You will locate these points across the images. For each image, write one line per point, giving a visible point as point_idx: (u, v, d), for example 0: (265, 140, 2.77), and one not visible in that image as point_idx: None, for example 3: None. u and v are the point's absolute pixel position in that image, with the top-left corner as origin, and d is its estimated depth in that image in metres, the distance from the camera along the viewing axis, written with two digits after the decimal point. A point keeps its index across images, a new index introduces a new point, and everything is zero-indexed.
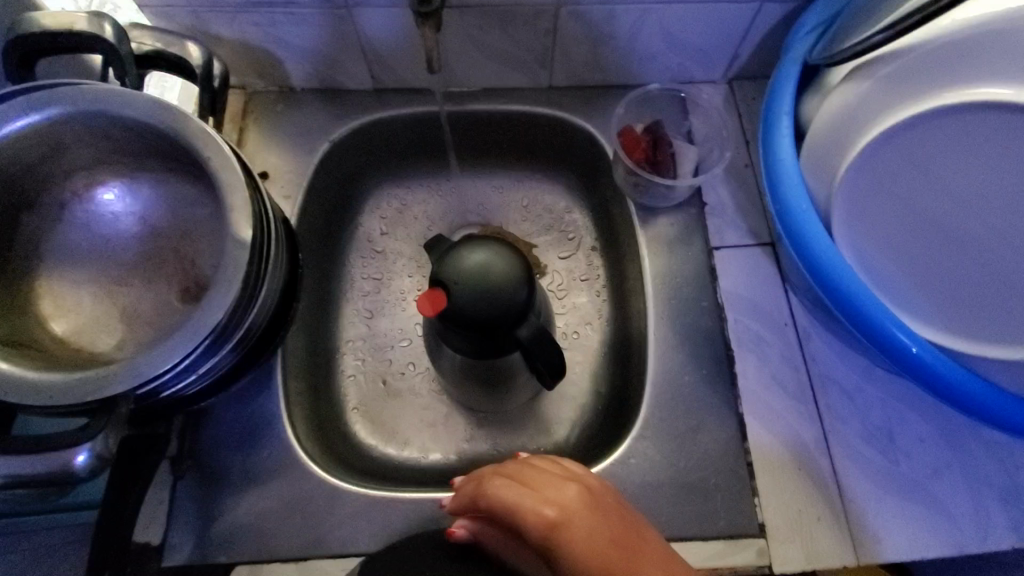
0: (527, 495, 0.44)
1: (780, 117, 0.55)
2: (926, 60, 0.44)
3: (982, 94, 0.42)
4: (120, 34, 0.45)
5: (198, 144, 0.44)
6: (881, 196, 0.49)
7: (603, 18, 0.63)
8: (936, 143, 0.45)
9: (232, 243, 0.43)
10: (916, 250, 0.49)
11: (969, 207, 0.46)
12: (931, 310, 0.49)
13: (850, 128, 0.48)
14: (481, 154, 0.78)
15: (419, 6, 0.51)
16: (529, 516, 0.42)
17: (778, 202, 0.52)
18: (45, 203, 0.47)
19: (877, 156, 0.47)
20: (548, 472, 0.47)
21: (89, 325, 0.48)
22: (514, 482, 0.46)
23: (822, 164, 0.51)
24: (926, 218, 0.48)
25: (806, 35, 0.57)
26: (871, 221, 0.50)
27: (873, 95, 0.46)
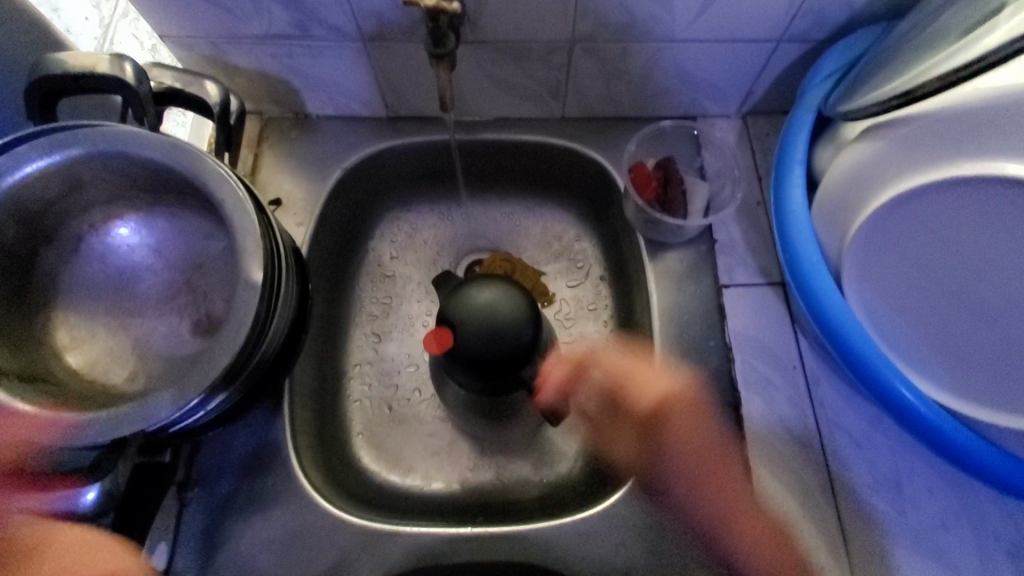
0: (637, 375, 0.60)
1: (792, 165, 0.56)
2: (939, 129, 0.42)
3: (991, 169, 0.39)
4: (140, 73, 0.46)
5: (212, 186, 0.45)
6: (892, 255, 0.48)
7: (617, 55, 0.63)
8: (952, 211, 0.43)
9: (244, 284, 0.44)
10: (924, 310, 0.48)
11: (983, 277, 0.44)
12: (941, 372, 0.49)
13: (864, 185, 0.48)
14: (492, 181, 0.78)
15: (434, 48, 0.52)
16: (637, 390, 0.60)
17: (788, 249, 0.53)
18: (63, 236, 0.48)
19: (889, 217, 0.46)
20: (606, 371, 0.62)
21: (103, 357, 0.49)
22: (614, 365, 0.62)
23: (833, 217, 0.52)
24: (938, 281, 0.46)
25: (823, 81, 0.58)
26: (879, 278, 0.49)
27: (888, 155, 0.45)
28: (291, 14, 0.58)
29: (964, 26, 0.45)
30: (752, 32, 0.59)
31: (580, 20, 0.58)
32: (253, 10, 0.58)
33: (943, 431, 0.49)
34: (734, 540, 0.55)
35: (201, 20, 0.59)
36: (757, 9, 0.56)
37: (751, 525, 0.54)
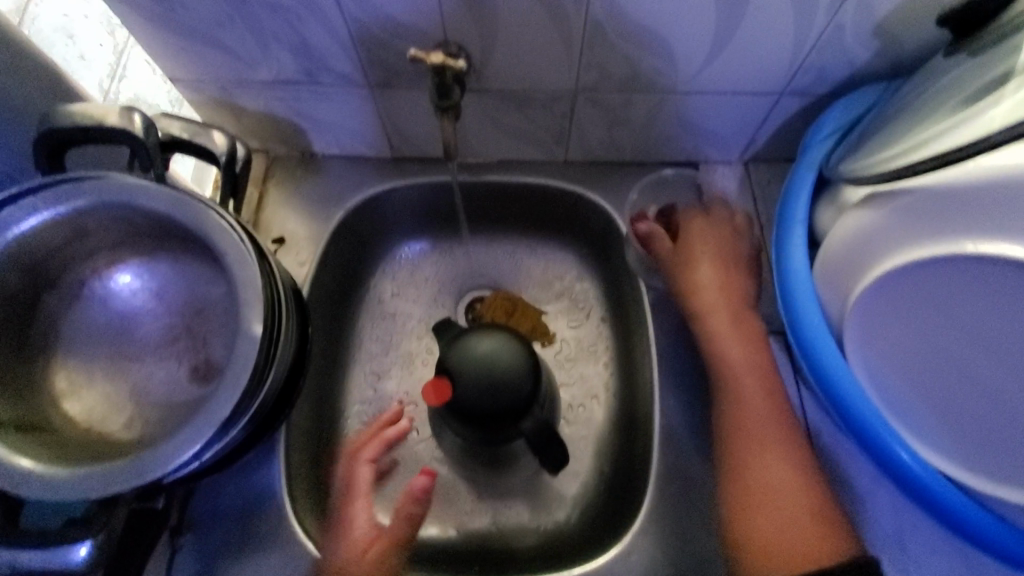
0: (701, 221, 0.67)
1: (794, 224, 0.57)
2: (933, 204, 0.41)
3: (981, 250, 0.38)
4: (149, 124, 0.47)
5: (215, 238, 0.45)
6: (891, 322, 0.47)
7: (620, 104, 0.63)
8: (950, 285, 0.41)
9: (244, 337, 0.44)
10: (929, 380, 0.47)
11: (991, 354, 0.41)
12: (946, 443, 0.48)
13: (863, 252, 0.48)
14: (495, 221, 0.78)
15: (439, 100, 0.53)
16: (699, 233, 0.66)
17: (791, 312, 0.54)
18: (66, 282, 0.49)
19: (888, 286, 0.45)
20: (711, 257, 0.65)
21: (98, 402, 0.49)
22: (700, 215, 0.67)
23: (832, 278, 0.52)
24: (943, 352, 0.45)
25: (823, 140, 0.59)
26: (878, 342, 0.49)
27: (888, 225, 0.45)
28: (301, 62, 0.59)
29: (961, 95, 0.46)
30: (754, 86, 0.60)
31: (584, 72, 0.59)
32: (263, 57, 0.59)
33: (936, 494, 0.49)
34: (756, 461, 0.54)
35: (211, 66, 0.60)
36: (758, 66, 0.57)
37: (776, 464, 0.54)
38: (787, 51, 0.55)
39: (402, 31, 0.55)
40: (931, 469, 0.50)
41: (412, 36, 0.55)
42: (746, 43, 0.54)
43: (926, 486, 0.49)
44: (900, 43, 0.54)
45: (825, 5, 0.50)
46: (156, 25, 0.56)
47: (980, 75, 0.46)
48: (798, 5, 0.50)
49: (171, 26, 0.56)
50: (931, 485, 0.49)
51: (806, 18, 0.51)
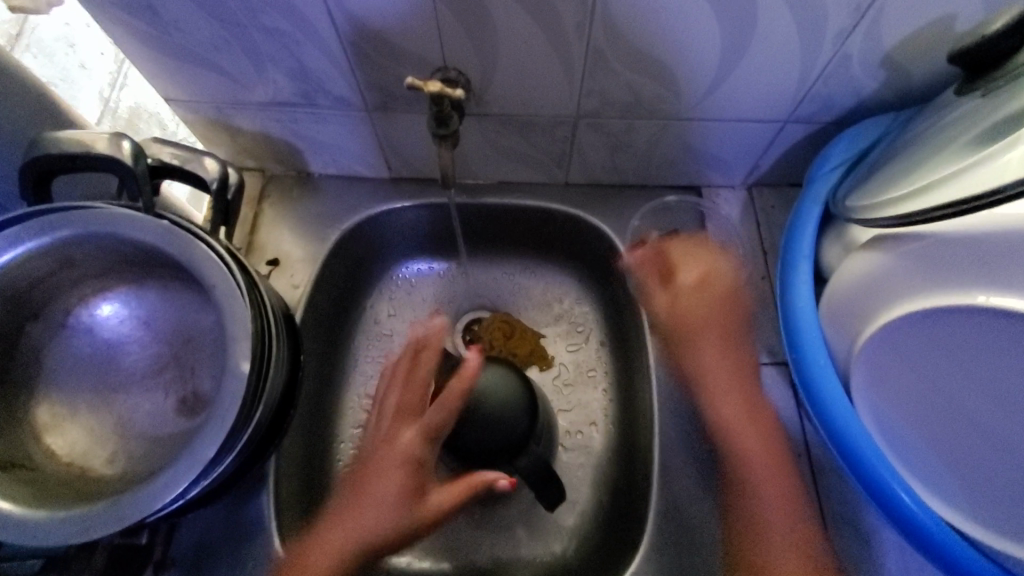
0: (688, 253, 0.66)
1: (800, 261, 0.56)
2: (944, 252, 0.40)
3: (991, 302, 0.36)
4: (138, 150, 0.45)
5: (205, 270, 0.44)
6: (902, 370, 0.45)
7: (622, 130, 0.62)
8: (961, 336, 0.40)
9: (231, 373, 0.43)
10: (939, 428, 0.45)
11: (1004, 407, 0.40)
12: (959, 494, 0.46)
13: (869, 295, 0.46)
14: (493, 242, 0.77)
15: (437, 127, 0.51)
16: (686, 266, 0.65)
17: (795, 350, 0.54)
18: (51, 311, 0.47)
19: (898, 335, 0.44)
20: (698, 276, 0.65)
21: (82, 435, 0.48)
22: (689, 246, 0.66)
23: (839, 320, 0.51)
24: (954, 402, 0.43)
25: (829, 172, 0.58)
26: (887, 390, 0.47)
27: (896, 270, 0.44)
28: (298, 85, 0.58)
29: (974, 133, 0.44)
30: (759, 114, 0.58)
31: (586, 99, 0.58)
32: (259, 78, 0.58)
33: (956, 557, 0.46)
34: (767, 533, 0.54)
35: (207, 87, 0.59)
36: (764, 95, 0.56)
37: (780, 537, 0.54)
38: (793, 80, 0.54)
39: (402, 56, 0.54)
40: (948, 527, 0.47)
41: (411, 61, 0.54)
42: (752, 72, 0.53)
43: (947, 547, 0.47)
44: (909, 74, 0.53)
45: (833, 36, 0.49)
46: (150, 46, 0.55)
47: (989, 113, 0.45)
48: (805, 36, 0.49)
49: (166, 47, 0.55)
50: (947, 543, 0.47)
51: (813, 49, 0.50)
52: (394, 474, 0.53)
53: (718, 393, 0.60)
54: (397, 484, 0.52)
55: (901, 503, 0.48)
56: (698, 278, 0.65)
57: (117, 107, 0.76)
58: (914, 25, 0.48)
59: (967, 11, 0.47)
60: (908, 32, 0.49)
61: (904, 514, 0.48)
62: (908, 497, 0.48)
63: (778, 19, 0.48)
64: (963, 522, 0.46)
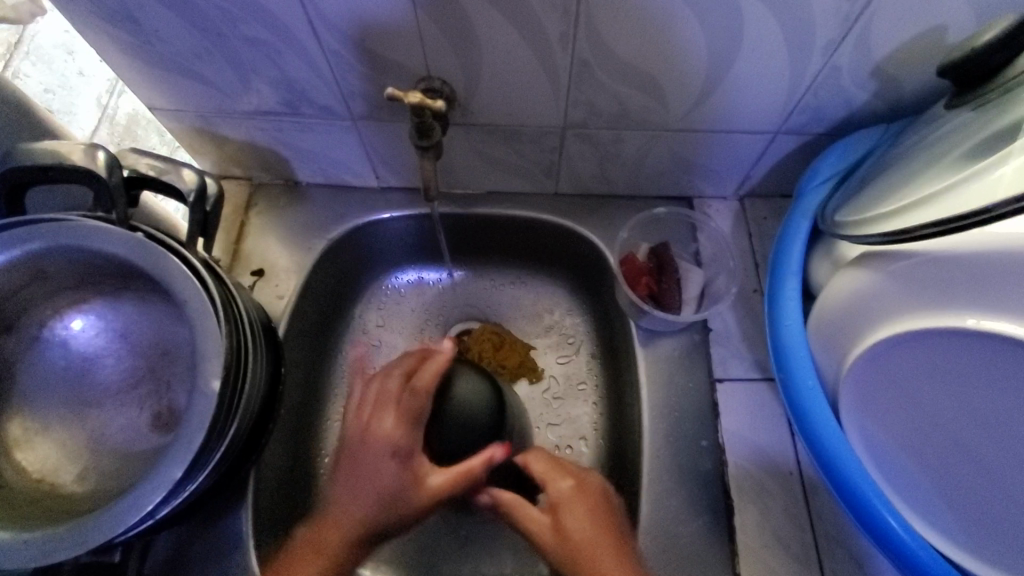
0: (665, 264, 0.66)
1: (788, 276, 0.55)
2: (933, 271, 0.39)
3: (979, 326, 0.35)
4: (113, 162, 0.45)
5: (176, 284, 0.43)
6: (889, 391, 0.44)
7: (611, 140, 0.61)
8: (949, 359, 0.39)
9: (200, 392, 0.42)
10: (927, 452, 0.44)
11: (993, 434, 0.39)
12: (946, 518, 0.45)
13: (858, 313, 0.45)
14: (483, 252, 0.76)
15: (419, 139, 0.51)
16: (667, 277, 0.65)
17: (783, 369, 0.53)
18: (25, 324, 0.47)
19: (885, 355, 0.43)
20: (568, 495, 0.52)
21: (54, 451, 0.47)
22: (665, 257, 0.66)
23: (827, 337, 0.50)
24: (942, 426, 0.42)
25: (819, 186, 0.58)
26: (876, 410, 0.46)
27: (883, 289, 0.43)
28: (281, 94, 0.57)
29: (962, 148, 0.44)
30: (748, 125, 0.57)
31: (572, 109, 0.57)
32: (242, 88, 0.57)
33: None
34: None
35: (192, 96, 0.59)
36: (754, 106, 0.55)
37: None
38: (783, 91, 0.53)
39: (386, 65, 0.53)
40: (933, 552, 0.46)
41: (394, 70, 0.53)
42: (740, 83, 0.52)
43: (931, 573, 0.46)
44: (901, 84, 0.52)
45: (821, 47, 0.48)
46: (132, 56, 0.54)
47: (981, 128, 0.43)
48: (793, 47, 0.48)
49: (148, 56, 0.54)
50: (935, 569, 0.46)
51: (802, 60, 0.49)
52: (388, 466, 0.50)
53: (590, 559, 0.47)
54: (391, 477, 0.50)
55: (885, 526, 0.47)
56: (563, 497, 0.51)
57: (115, 113, 0.88)
58: (904, 36, 0.47)
59: (958, 22, 0.46)
60: (898, 43, 0.48)
61: (888, 537, 0.47)
62: (895, 520, 0.47)
63: (765, 31, 0.47)
64: (946, 545, 0.46)
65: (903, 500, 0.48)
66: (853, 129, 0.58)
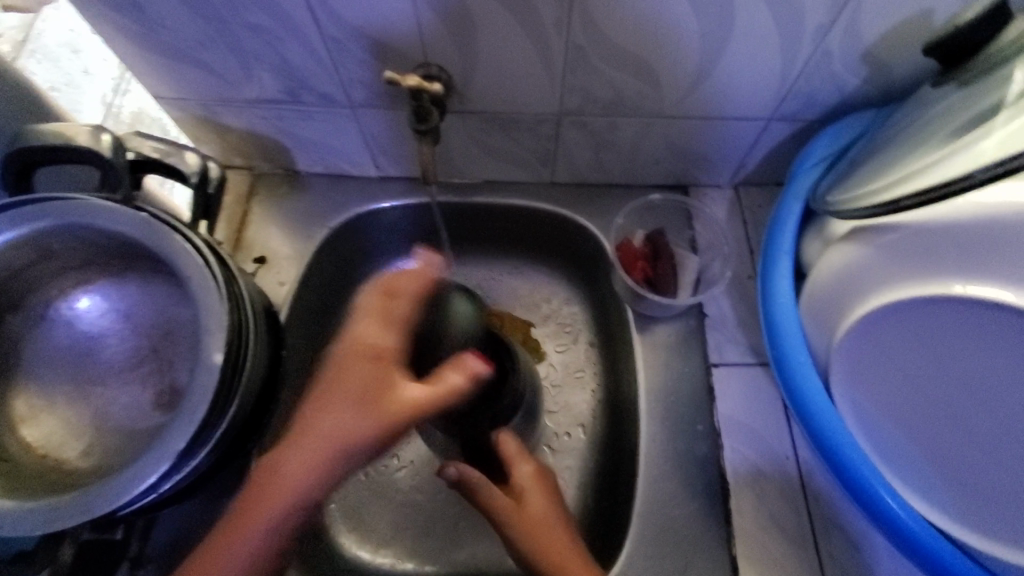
0: (663, 249, 0.67)
1: (780, 257, 0.56)
2: (920, 242, 0.40)
3: (969, 294, 0.36)
4: (118, 144, 0.46)
5: (179, 262, 0.44)
6: (881, 364, 0.45)
7: (606, 128, 0.62)
8: (939, 329, 0.40)
9: (203, 366, 0.43)
10: (917, 425, 0.45)
11: (982, 403, 0.40)
12: (935, 490, 0.46)
13: (847, 287, 0.46)
14: (481, 242, 0.77)
15: (417, 123, 0.52)
16: (665, 261, 0.66)
17: (776, 347, 0.53)
18: (30, 303, 0.48)
19: (877, 327, 0.43)
20: (528, 480, 0.55)
21: (58, 429, 0.48)
22: (663, 242, 0.67)
23: (818, 315, 0.50)
24: (933, 398, 0.43)
25: (811, 168, 0.58)
26: (867, 385, 0.47)
27: (870, 262, 0.44)
28: (282, 82, 0.58)
29: (950, 125, 0.45)
30: (742, 111, 0.58)
31: (569, 95, 0.58)
32: (244, 76, 0.58)
33: (928, 548, 0.47)
34: None
35: (195, 84, 0.60)
36: (746, 92, 0.56)
37: None
38: (775, 77, 0.54)
39: (385, 52, 0.54)
40: (924, 523, 0.48)
41: (392, 57, 0.54)
42: (733, 68, 0.53)
43: (922, 543, 0.47)
44: (890, 68, 0.53)
45: (811, 32, 0.49)
46: (136, 43, 0.55)
47: (968, 106, 0.44)
48: (784, 30, 0.49)
49: (152, 44, 0.55)
50: (923, 538, 0.47)
51: (793, 45, 0.50)
52: (347, 399, 0.45)
53: (540, 534, 0.50)
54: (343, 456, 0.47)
55: (879, 500, 0.48)
56: (527, 480, 0.55)
57: (121, 110, 0.90)
58: (893, 19, 0.48)
59: (943, 6, 0.47)
60: (886, 28, 0.49)
61: (881, 510, 0.48)
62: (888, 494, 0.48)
63: (757, 16, 0.48)
64: (936, 515, 0.47)
65: (896, 474, 0.48)
66: (845, 115, 0.58)
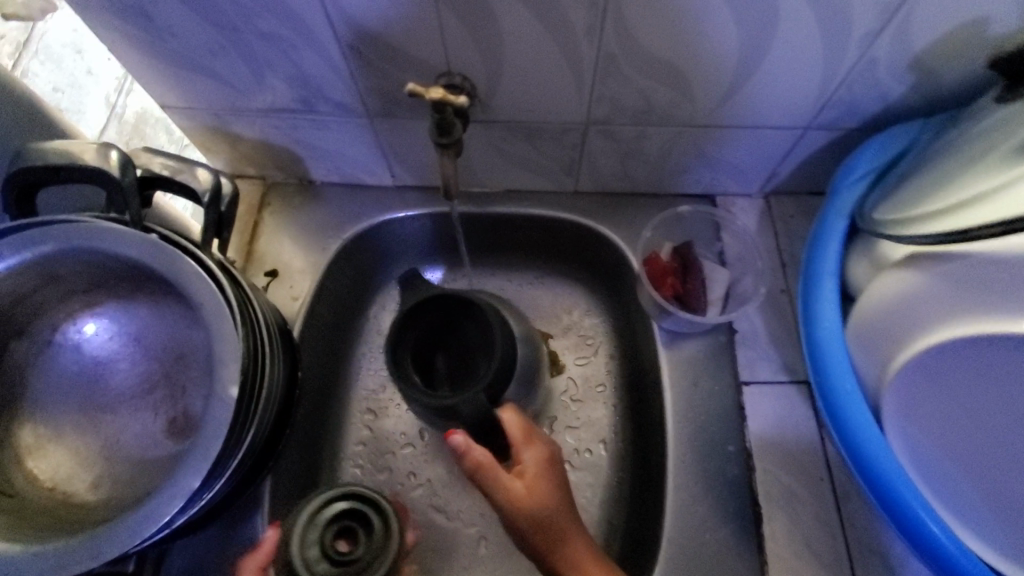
0: (692, 266, 0.64)
1: (824, 277, 0.54)
2: (989, 273, 0.38)
3: None
4: (126, 162, 0.43)
5: (193, 288, 0.42)
6: (936, 394, 0.43)
7: (634, 137, 0.59)
8: (1009, 363, 0.38)
9: (218, 399, 0.41)
10: (970, 456, 0.44)
11: None
12: (985, 520, 0.45)
13: (904, 316, 0.44)
14: (498, 250, 0.74)
15: (438, 136, 0.49)
16: (694, 278, 0.64)
17: (820, 373, 0.51)
18: (37, 328, 0.46)
19: (938, 361, 0.41)
20: (535, 468, 0.52)
21: (67, 459, 0.46)
22: (692, 260, 0.65)
23: (870, 343, 0.48)
24: (991, 431, 0.41)
25: (856, 182, 0.56)
26: (920, 415, 0.45)
27: (934, 291, 0.42)
28: (297, 91, 0.56)
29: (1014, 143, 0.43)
30: (778, 120, 0.55)
31: (596, 104, 0.55)
32: (256, 86, 0.56)
33: None
34: None
35: (205, 94, 0.57)
36: (783, 100, 0.53)
37: None
38: (815, 86, 0.51)
39: (406, 62, 0.51)
40: (971, 554, 0.45)
41: (413, 66, 0.52)
42: (772, 76, 0.50)
43: None
44: (939, 77, 0.50)
45: (858, 39, 0.46)
46: (144, 51, 0.53)
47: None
48: (829, 37, 0.46)
49: (161, 53, 0.53)
50: None
51: (837, 53, 0.48)
52: None
53: (558, 533, 0.50)
54: None
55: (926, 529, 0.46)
56: (538, 468, 0.52)
57: (126, 113, 0.87)
58: (948, 26, 0.45)
59: (1002, 15, 0.44)
60: (938, 35, 0.46)
61: (926, 539, 0.46)
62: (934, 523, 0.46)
63: (801, 24, 0.45)
64: (977, 541, 0.46)
65: (942, 502, 0.47)
66: (887, 124, 0.56)
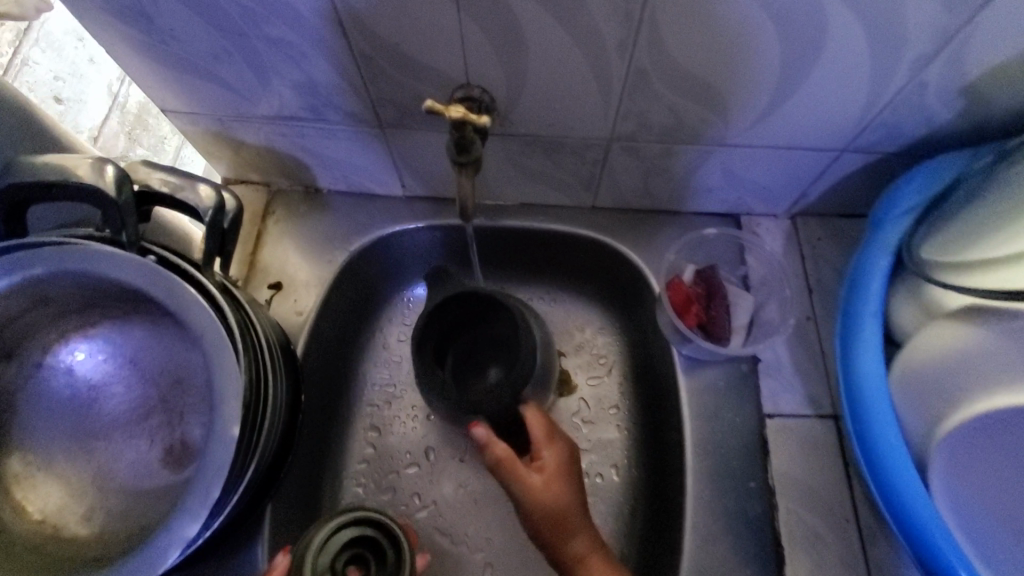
0: (716, 292, 0.62)
1: (865, 318, 0.52)
2: None
3: None
4: (123, 178, 0.40)
5: (192, 315, 0.39)
6: (991, 447, 0.44)
7: (660, 154, 0.56)
8: None
9: (218, 438, 0.38)
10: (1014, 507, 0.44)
11: None
12: None
13: (964, 369, 0.44)
14: (509, 262, 0.71)
15: (457, 154, 0.46)
16: (718, 306, 0.61)
17: (859, 422, 0.50)
18: (27, 350, 0.43)
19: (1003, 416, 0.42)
20: (554, 465, 0.53)
21: (55, 490, 0.43)
22: (716, 286, 0.62)
23: (915, 395, 0.48)
24: None
25: (901, 218, 0.54)
26: (967, 464, 0.45)
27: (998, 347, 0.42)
28: (305, 100, 0.53)
29: None
30: (815, 142, 0.52)
31: (622, 120, 0.52)
32: (263, 93, 0.53)
33: None
34: None
35: (209, 99, 0.54)
36: (822, 122, 0.50)
37: None
38: (858, 109, 0.48)
39: (423, 74, 0.48)
40: None
41: (430, 78, 0.49)
42: (813, 98, 0.47)
43: None
44: (990, 105, 0.47)
45: (909, 63, 0.43)
46: (144, 55, 0.50)
47: None
48: (879, 60, 0.43)
49: (162, 57, 0.50)
50: None
51: (885, 76, 0.44)
52: None
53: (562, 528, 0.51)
54: None
55: None
56: (556, 466, 0.53)
57: None
58: (1007, 53, 0.42)
59: None
60: (995, 62, 0.43)
61: None
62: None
63: (849, 46, 0.42)
64: None
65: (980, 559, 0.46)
66: (929, 150, 0.53)
